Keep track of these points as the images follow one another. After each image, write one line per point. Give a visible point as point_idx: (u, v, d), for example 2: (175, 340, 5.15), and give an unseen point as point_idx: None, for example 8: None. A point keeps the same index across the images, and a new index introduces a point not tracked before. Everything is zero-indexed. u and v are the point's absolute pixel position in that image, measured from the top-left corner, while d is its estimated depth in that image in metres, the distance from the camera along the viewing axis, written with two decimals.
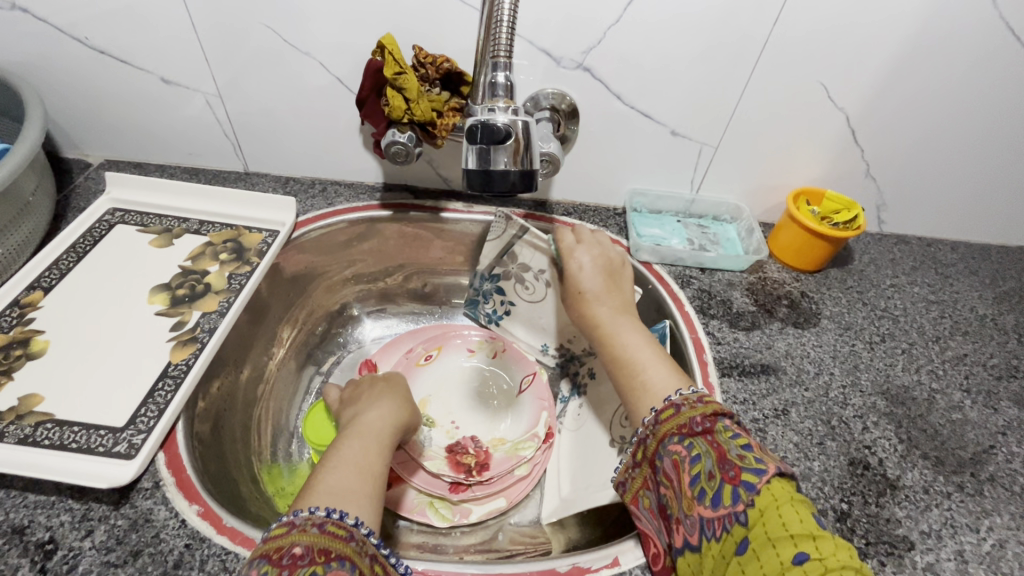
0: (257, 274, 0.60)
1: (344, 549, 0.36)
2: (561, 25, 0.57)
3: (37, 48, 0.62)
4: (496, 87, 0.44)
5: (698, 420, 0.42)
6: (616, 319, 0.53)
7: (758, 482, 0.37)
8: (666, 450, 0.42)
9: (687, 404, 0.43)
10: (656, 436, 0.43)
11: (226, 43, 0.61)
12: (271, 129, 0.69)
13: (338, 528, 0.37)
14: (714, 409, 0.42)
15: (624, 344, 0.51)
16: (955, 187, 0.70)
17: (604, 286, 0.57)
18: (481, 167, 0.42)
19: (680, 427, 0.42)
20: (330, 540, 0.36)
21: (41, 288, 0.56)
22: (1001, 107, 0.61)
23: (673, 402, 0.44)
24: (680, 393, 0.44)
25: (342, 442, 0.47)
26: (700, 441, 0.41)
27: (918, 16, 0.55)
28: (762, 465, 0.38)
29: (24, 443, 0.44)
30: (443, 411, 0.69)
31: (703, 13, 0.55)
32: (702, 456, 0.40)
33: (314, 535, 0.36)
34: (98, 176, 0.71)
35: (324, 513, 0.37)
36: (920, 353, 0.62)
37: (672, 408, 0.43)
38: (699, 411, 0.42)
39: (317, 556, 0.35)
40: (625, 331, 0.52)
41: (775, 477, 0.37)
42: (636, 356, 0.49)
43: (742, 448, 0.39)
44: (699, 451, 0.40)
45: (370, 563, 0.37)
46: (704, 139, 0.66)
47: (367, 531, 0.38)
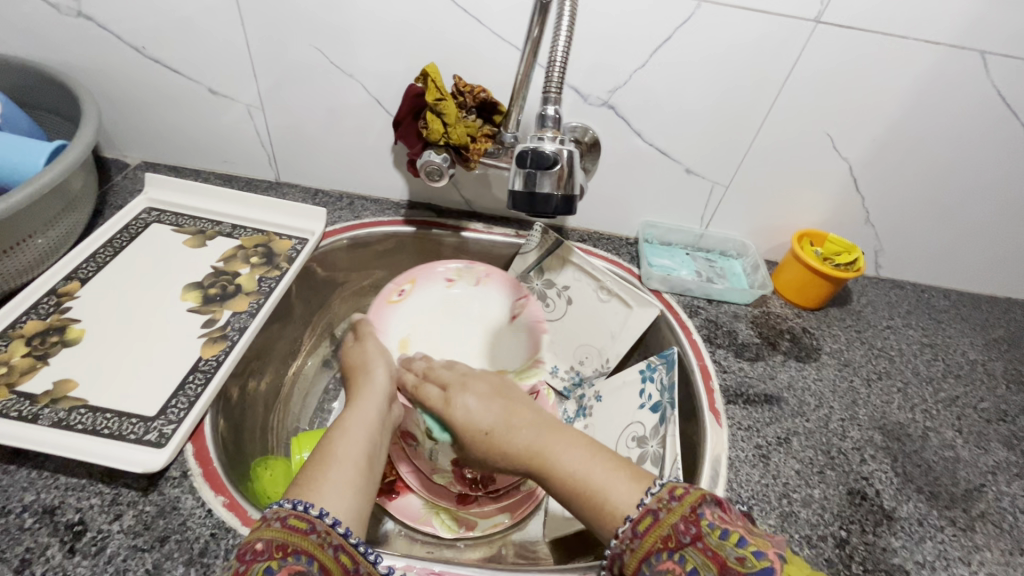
0: (286, 278, 0.63)
1: (302, 543, 0.35)
2: (591, 65, 0.61)
3: (94, 53, 0.66)
4: (546, 119, 0.48)
5: (682, 527, 0.37)
6: (543, 440, 0.46)
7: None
8: (654, 570, 0.36)
9: (664, 508, 0.38)
10: (637, 552, 0.38)
11: (275, 60, 0.65)
12: (306, 143, 0.72)
13: (299, 521, 0.36)
14: (690, 506, 0.38)
15: (565, 466, 0.43)
16: (948, 238, 0.74)
17: (500, 412, 0.50)
18: (526, 189, 0.46)
19: (665, 539, 0.37)
20: (288, 536, 0.35)
21: (78, 279, 0.58)
22: (992, 165, 0.66)
23: (648, 507, 0.39)
24: (651, 495, 0.39)
25: (336, 435, 0.46)
26: (692, 552, 0.35)
27: (917, 77, 0.59)
28: (766, 564, 0.33)
29: (58, 425, 0.46)
30: None
31: (721, 62, 0.60)
32: (699, 571, 0.34)
33: (276, 530, 0.36)
34: (136, 176, 0.75)
35: (289, 507, 0.38)
36: (915, 393, 0.65)
37: (649, 517, 0.38)
38: (678, 515, 0.37)
39: (273, 552, 0.34)
40: (565, 451, 0.44)
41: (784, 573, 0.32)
42: (591, 482, 0.42)
43: (739, 547, 0.34)
44: (695, 565, 0.35)
45: (335, 553, 0.36)
46: (715, 178, 0.70)
47: (332, 521, 0.37)
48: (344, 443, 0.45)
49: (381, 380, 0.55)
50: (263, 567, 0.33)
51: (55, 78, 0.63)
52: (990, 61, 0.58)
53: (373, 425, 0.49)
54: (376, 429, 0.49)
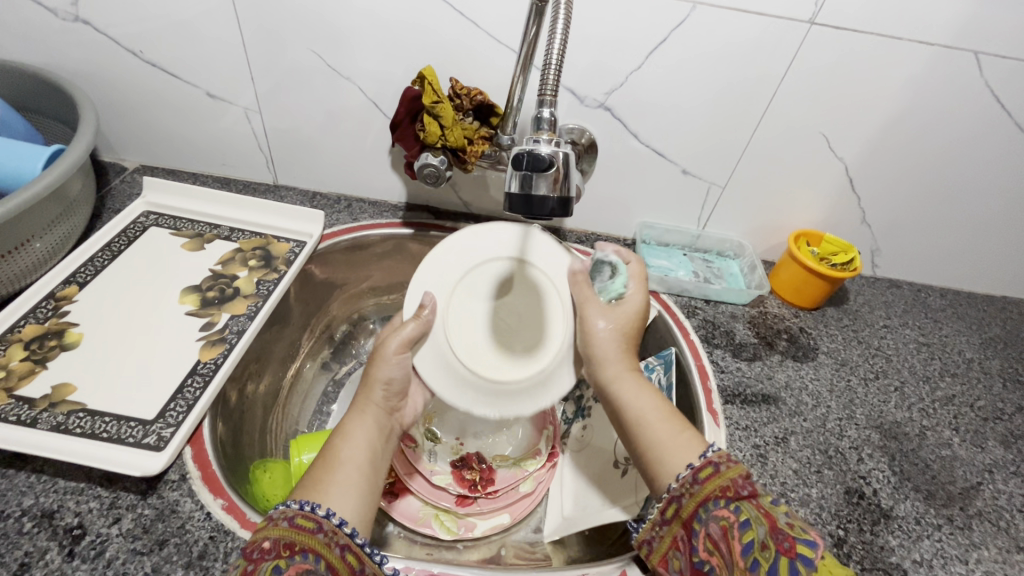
0: (284, 281, 0.63)
1: (310, 543, 0.37)
2: (588, 67, 0.61)
3: (92, 58, 0.66)
4: (542, 121, 0.47)
5: (740, 483, 0.41)
6: (629, 390, 0.50)
7: (814, 555, 0.36)
8: (710, 514, 0.40)
9: (726, 463, 0.42)
10: (696, 496, 0.41)
11: (272, 63, 0.65)
12: (304, 146, 0.73)
13: (307, 520, 0.38)
14: (747, 470, 0.42)
15: (639, 414, 0.49)
16: (944, 237, 0.74)
17: (621, 333, 0.54)
18: (522, 191, 0.45)
19: (724, 489, 0.41)
20: (296, 535, 0.37)
21: (76, 283, 0.58)
22: (988, 164, 0.66)
23: (711, 460, 0.43)
24: (713, 450, 0.44)
25: (339, 436, 0.46)
26: (747, 506, 0.39)
27: (912, 78, 0.60)
28: (811, 536, 0.37)
29: (57, 429, 0.46)
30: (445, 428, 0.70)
31: (717, 64, 0.60)
32: (751, 522, 0.38)
33: (283, 529, 0.37)
34: (134, 180, 0.75)
35: (296, 507, 0.38)
36: (912, 392, 0.65)
37: (710, 468, 0.42)
38: (737, 472, 0.41)
39: (280, 551, 0.36)
40: (643, 399, 0.50)
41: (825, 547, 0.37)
42: (653, 432, 0.47)
43: (787, 514, 0.39)
44: (749, 516, 0.38)
45: (341, 553, 0.37)
46: (712, 179, 0.70)
47: (339, 521, 0.38)
48: (347, 446, 0.45)
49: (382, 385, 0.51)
50: (270, 567, 0.35)
51: (53, 82, 0.64)
52: (984, 61, 0.58)
53: (372, 430, 0.48)
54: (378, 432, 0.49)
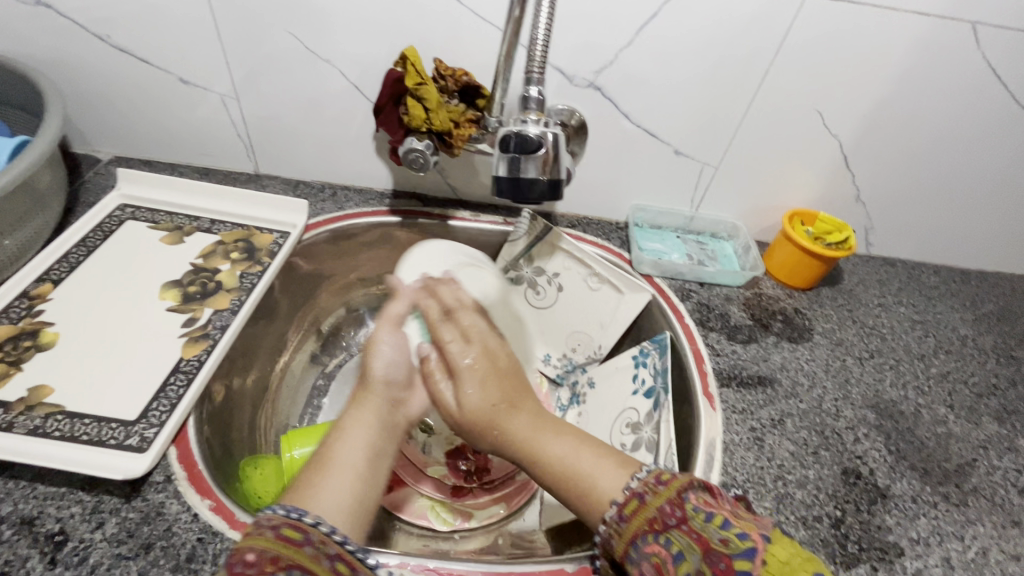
0: (268, 273, 0.61)
1: (296, 555, 0.33)
2: (577, 44, 0.59)
3: (56, 43, 0.63)
4: (530, 101, 0.46)
5: (667, 510, 0.38)
6: (530, 428, 0.45)
7: (754, 567, 0.33)
8: (641, 552, 0.38)
9: (650, 492, 0.40)
10: (625, 536, 0.39)
11: (248, 46, 0.62)
12: (285, 134, 0.70)
13: (293, 531, 0.34)
14: (675, 491, 0.39)
15: (557, 455, 0.43)
16: (939, 213, 0.74)
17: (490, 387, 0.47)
18: (511, 175, 0.44)
19: (651, 522, 0.38)
20: (283, 547, 0.33)
21: (50, 281, 0.56)
22: (984, 137, 0.65)
23: (635, 491, 0.40)
24: (637, 479, 0.41)
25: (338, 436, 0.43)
26: (677, 535, 0.37)
27: (907, 51, 0.58)
28: (749, 543, 0.34)
29: (35, 433, 0.44)
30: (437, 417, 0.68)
31: (709, 38, 0.58)
32: (684, 553, 0.35)
33: (269, 540, 0.33)
34: (108, 172, 0.72)
35: (283, 514, 0.35)
36: (906, 370, 0.65)
37: (635, 501, 0.39)
38: (664, 498, 0.39)
39: (266, 564, 0.31)
40: (553, 443, 0.44)
41: (767, 551, 0.33)
42: (578, 466, 0.43)
43: (722, 530, 0.35)
44: (680, 547, 0.36)
45: (331, 564, 0.33)
46: (705, 159, 0.69)
47: (328, 530, 0.35)
48: (343, 446, 0.42)
49: (381, 377, 0.48)
50: None
51: (16, 70, 0.61)
52: (980, 32, 0.57)
53: (371, 424, 0.44)
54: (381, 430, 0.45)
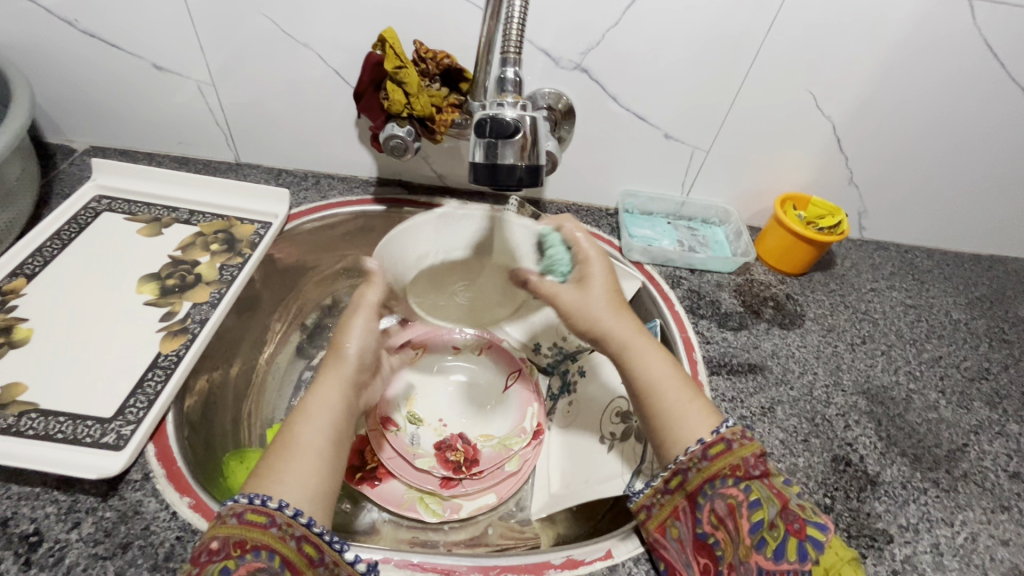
0: (249, 265, 0.60)
1: (260, 538, 0.35)
2: (562, 25, 0.58)
3: (22, 28, 0.61)
4: (506, 83, 0.45)
5: (752, 461, 0.41)
6: (633, 339, 0.50)
7: (823, 539, 0.37)
8: (715, 491, 0.41)
9: (738, 441, 0.42)
10: (703, 472, 0.42)
11: (222, 31, 0.60)
12: (265, 121, 0.68)
13: (258, 514, 0.36)
14: (763, 449, 0.42)
15: (653, 371, 0.48)
16: (932, 195, 0.73)
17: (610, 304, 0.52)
18: (488, 161, 0.43)
19: (734, 468, 0.41)
20: (247, 531, 0.35)
21: (23, 275, 0.55)
22: (979, 118, 0.64)
23: (723, 436, 0.43)
24: (727, 427, 0.44)
25: (297, 416, 0.43)
26: (758, 485, 0.40)
27: (901, 29, 0.57)
28: (823, 520, 0.38)
29: (8, 432, 0.43)
30: (427, 409, 0.69)
31: (698, 17, 0.57)
32: (762, 502, 0.39)
33: (233, 526, 0.36)
34: (84, 162, 0.70)
35: (245, 501, 0.37)
36: (898, 355, 0.64)
37: (722, 444, 0.42)
38: (749, 451, 0.42)
39: (230, 550, 0.35)
40: (653, 362, 0.49)
41: (834, 533, 0.38)
42: (669, 389, 0.47)
43: (800, 497, 0.40)
44: (759, 496, 0.39)
45: (297, 545, 0.36)
46: (695, 143, 0.68)
47: (294, 512, 0.37)
48: (305, 428, 0.42)
49: (353, 354, 0.49)
50: (218, 568, 0.34)
51: None
52: (976, 8, 0.55)
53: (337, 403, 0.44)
54: (341, 411, 0.45)
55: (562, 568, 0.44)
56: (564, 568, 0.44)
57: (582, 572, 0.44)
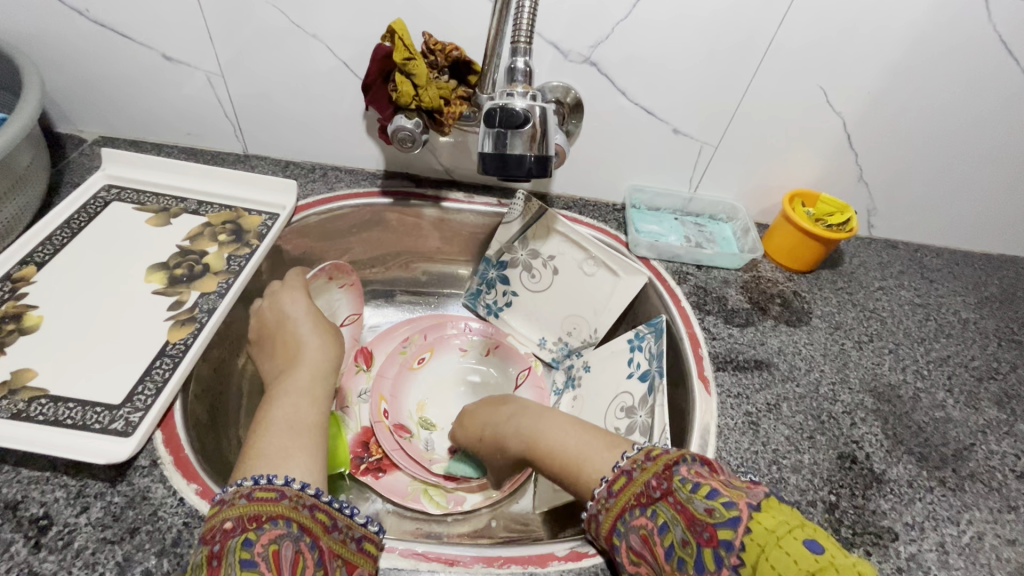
0: (257, 256, 0.60)
1: (275, 510, 0.36)
2: (571, 18, 0.57)
3: (34, 17, 0.61)
4: (516, 73, 0.45)
5: (654, 483, 0.38)
6: (526, 428, 0.51)
7: (735, 538, 0.32)
8: (629, 525, 0.39)
9: (638, 467, 0.40)
10: (611, 511, 0.40)
11: (230, 21, 0.60)
12: (273, 113, 0.68)
13: (266, 492, 0.37)
14: (662, 465, 0.39)
15: (549, 447, 0.48)
16: (943, 194, 0.72)
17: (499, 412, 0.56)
18: (497, 151, 0.43)
19: (637, 497, 0.39)
20: (259, 507, 0.36)
21: (34, 263, 0.55)
22: (992, 115, 0.63)
23: (623, 469, 0.41)
24: (627, 457, 0.41)
25: (273, 402, 0.48)
26: (662, 507, 0.37)
27: (914, 24, 0.56)
28: (734, 512, 0.33)
29: (18, 417, 0.43)
30: (438, 414, 0.69)
31: (709, 11, 0.56)
32: (669, 524, 0.36)
33: (242, 506, 0.36)
34: (93, 152, 0.71)
35: (251, 483, 0.38)
36: (906, 354, 0.64)
37: (623, 477, 0.40)
38: (650, 474, 0.39)
39: (246, 524, 0.35)
40: (551, 428, 0.49)
41: (752, 518, 0.32)
42: (569, 452, 0.46)
43: (707, 499, 0.35)
44: (665, 519, 0.36)
45: (310, 513, 0.38)
46: (704, 139, 0.67)
47: (300, 485, 0.39)
48: (281, 409, 0.47)
49: (312, 356, 0.54)
50: (240, 540, 0.34)
51: None
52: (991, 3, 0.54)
53: (301, 388, 0.50)
54: (308, 395, 0.50)
55: (566, 560, 0.44)
56: (568, 560, 0.44)
57: (585, 565, 0.44)
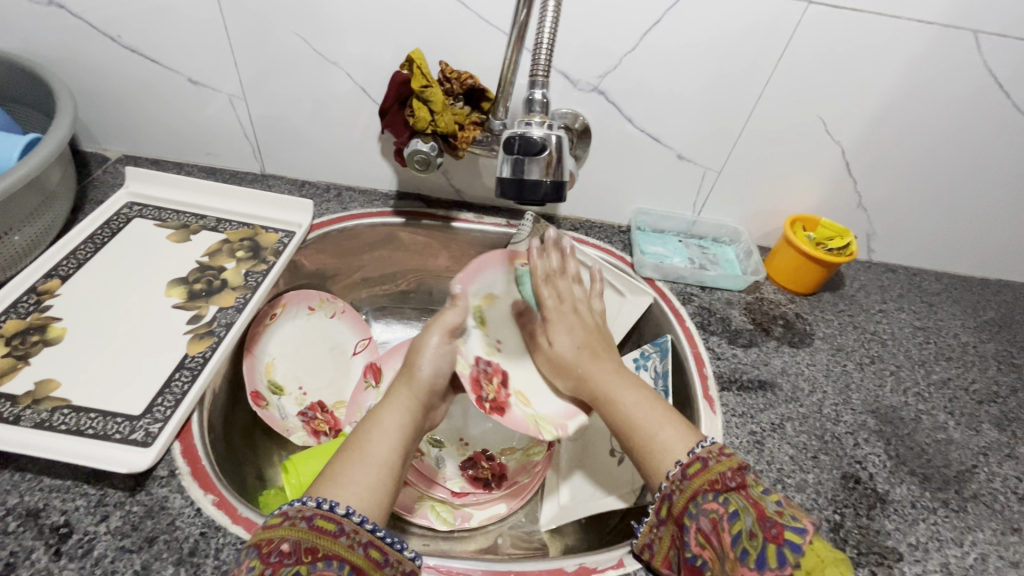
0: (273, 272, 0.61)
1: (332, 547, 0.35)
2: (581, 48, 0.60)
3: (67, 42, 0.64)
4: (534, 104, 0.47)
5: (729, 475, 0.40)
6: (610, 380, 0.52)
7: (801, 542, 0.36)
8: (700, 508, 0.39)
9: (713, 458, 0.41)
10: (685, 492, 0.41)
11: (256, 47, 0.63)
12: (291, 135, 0.71)
13: (326, 521, 0.36)
14: (738, 463, 0.41)
15: (625, 408, 0.49)
16: (941, 220, 0.74)
17: (583, 352, 0.56)
18: (515, 176, 0.45)
19: (713, 483, 0.40)
20: (318, 538, 0.35)
21: (58, 277, 0.57)
22: (984, 145, 0.65)
23: (699, 455, 0.42)
24: (703, 445, 0.43)
25: (362, 435, 0.44)
26: (735, 497, 0.39)
27: (909, 59, 0.59)
28: (801, 524, 0.37)
29: (41, 426, 0.45)
30: (445, 432, 0.68)
31: (712, 43, 0.59)
32: (739, 513, 0.38)
33: (302, 530, 0.35)
34: (116, 170, 0.73)
35: (313, 505, 0.37)
36: (907, 376, 0.65)
37: (699, 463, 0.41)
38: (727, 465, 0.41)
39: (302, 555, 0.34)
40: (626, 394, 0.50)
41: (813, 540, 0.36)
42: (642, 419, 0.47)
43: (777, 503, 0.38)
44: (736, 507, 0.38)
45: (364, 552, 0.36)
46: (708, 164, 0.69)
47: (360, 518, 0.37)
48: (374, 444, 0.43)
49: (427, 377, 0.52)
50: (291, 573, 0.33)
51: (30, 69, 0.62)
52: (982, 40, 0.57)
53: (409, 426, 0.47)
54: (411, 429, 0.47)
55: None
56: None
57: None
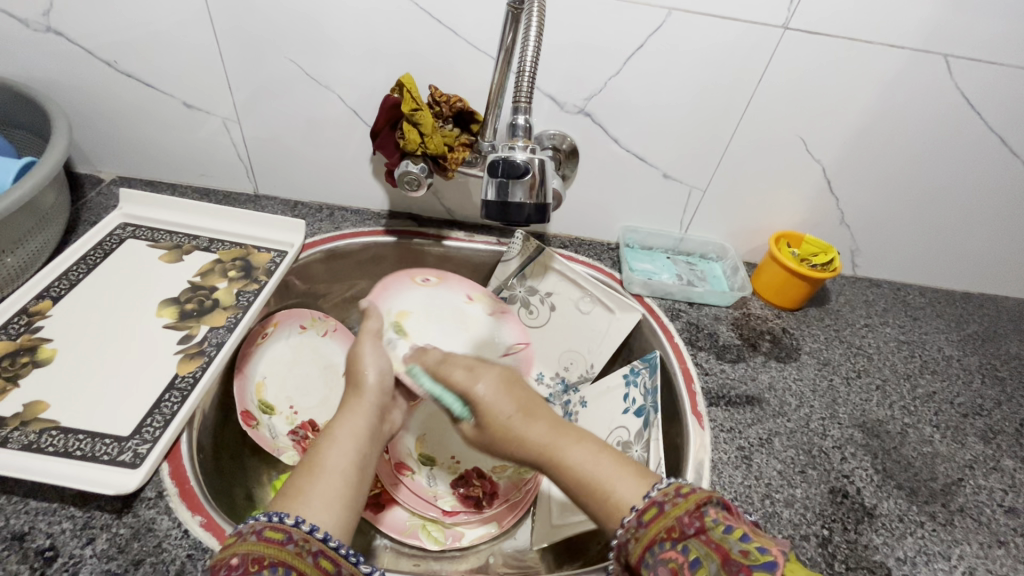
0: (265, 291, 0.62)
1: (278, 555, 0.34)
2: (567, 73, 0.62)
3: (64, 68, 0.65)
4: (516, 129, 0.48)
5: (686, 519, 0.36)
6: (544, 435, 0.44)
7: None
8: (657, 558, 0.35)
9: (670, 501, 0.38)
10: (642, 541, 0.37)
11: (248, 70, 0.64)
12: (285, 157, 0.72)
13: (275, 531, 0.36)
14: (696, 501, 0.37)
15: (574, 461, 0.42)
16: (922, 236, 0.76)
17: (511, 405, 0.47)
18: (499, 199, 0.46)
19: (669, 529, 0.36)
20: (264, 548, 0.35)
21: (50, 298, 0.57)
22: (959, 164, 0.67)
23: (654, 499, 0.38)
24: (658, 488, 0.39)
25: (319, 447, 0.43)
26: (695, 543, 0.35)
27: (884, 82, 0.61)
28: (770, 558, 0.32)
29: (29, 448, 0.44)
30: (437, 449, 0.68)
31: (694, 66, 0.61)
32: (702, 560, 0.33)
33: (251, 543, 0.35)
34: (110, 192, 0.74)
35: (265, 519, 0.37)
36: (892, 390, 0.66)
37: (655, 507, 0.38)
38: (683, 508, 0.37)
39: (250, 565, 0.34)
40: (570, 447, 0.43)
41: (787, 565, 0.31)
42: (595, 474, 0.41)
43: (742, 541, 0.33)
44: (698, 554, 0.34)
45: (313, 561, 0.35)
46: (693, 183, 0.71)
47: (311, 527, 0.36)
48: (332, 453, 0.43)
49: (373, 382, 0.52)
50: None
51: (26, 94, 0.63)
52: (952, 63, 0.59)
53: (363, 433, 0.46)
54: (366, 435, 0.46)
55: None
56: None
57: None
